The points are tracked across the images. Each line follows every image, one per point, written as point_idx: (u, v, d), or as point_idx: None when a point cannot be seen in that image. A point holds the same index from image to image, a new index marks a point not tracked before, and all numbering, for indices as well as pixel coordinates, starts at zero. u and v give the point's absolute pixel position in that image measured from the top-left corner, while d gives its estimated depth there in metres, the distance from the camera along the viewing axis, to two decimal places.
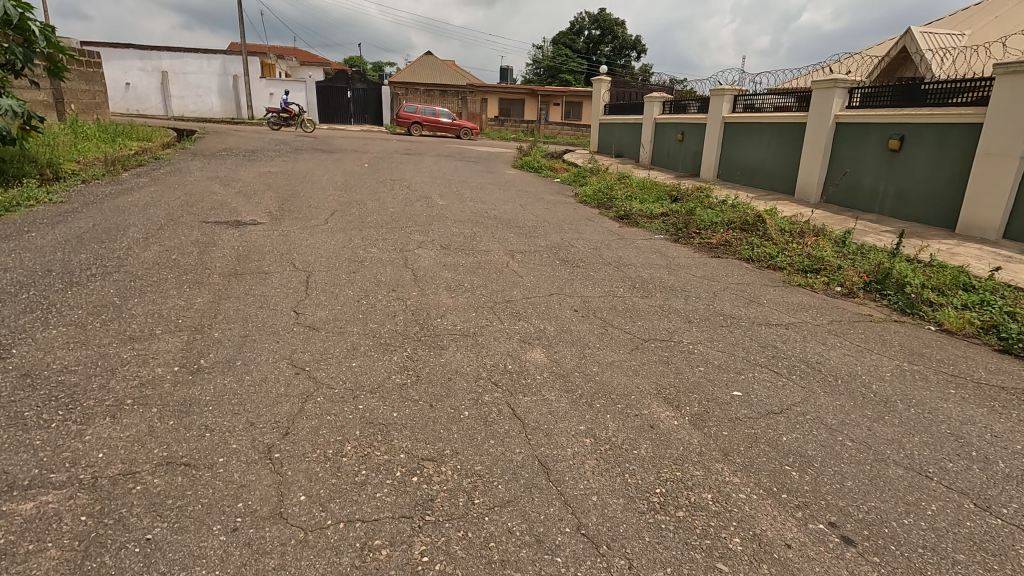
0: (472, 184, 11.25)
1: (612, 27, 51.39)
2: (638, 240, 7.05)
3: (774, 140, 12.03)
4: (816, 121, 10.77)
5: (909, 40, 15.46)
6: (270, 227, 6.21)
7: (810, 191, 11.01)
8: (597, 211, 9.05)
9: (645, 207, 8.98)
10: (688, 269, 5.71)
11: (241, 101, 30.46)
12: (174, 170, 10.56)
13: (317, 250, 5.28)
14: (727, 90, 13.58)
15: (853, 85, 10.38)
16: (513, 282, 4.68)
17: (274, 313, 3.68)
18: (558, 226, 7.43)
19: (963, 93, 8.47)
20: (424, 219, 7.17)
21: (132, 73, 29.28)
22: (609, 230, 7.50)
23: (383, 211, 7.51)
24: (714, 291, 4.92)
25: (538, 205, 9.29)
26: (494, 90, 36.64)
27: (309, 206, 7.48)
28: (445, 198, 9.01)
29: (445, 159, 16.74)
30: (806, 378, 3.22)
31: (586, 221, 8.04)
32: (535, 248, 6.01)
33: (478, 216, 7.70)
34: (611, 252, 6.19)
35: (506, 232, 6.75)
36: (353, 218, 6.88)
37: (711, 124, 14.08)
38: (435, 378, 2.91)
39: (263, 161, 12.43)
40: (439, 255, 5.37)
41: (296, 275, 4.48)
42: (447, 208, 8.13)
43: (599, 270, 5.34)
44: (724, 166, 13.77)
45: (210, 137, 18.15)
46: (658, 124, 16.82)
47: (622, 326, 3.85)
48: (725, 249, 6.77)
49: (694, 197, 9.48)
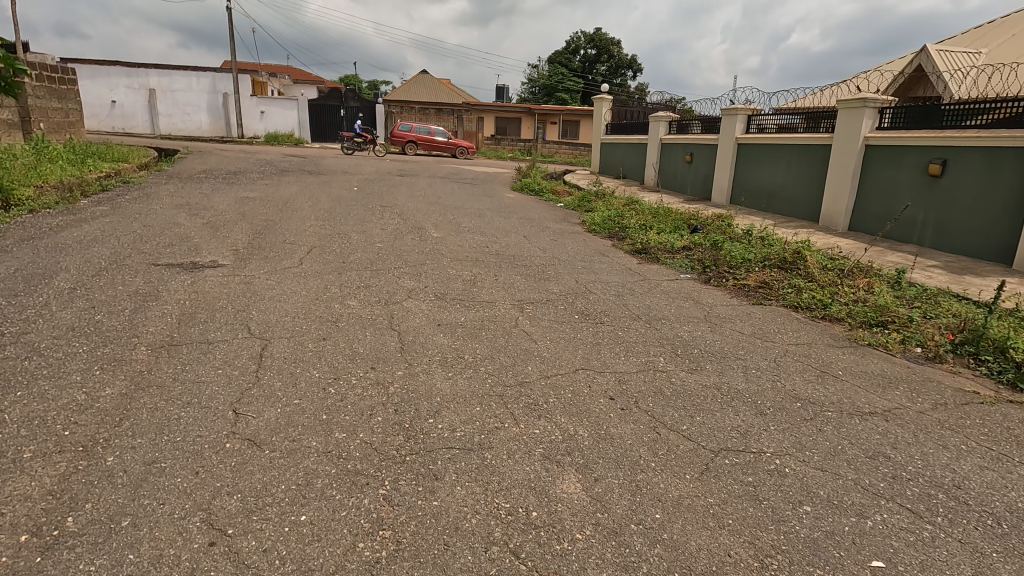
0: (469, 210, 10.34)
1: (608, 47, 51.29)
2: (663, 282, 6.11)
3: (795, 163, 11.20)
4: (842, 144, 9.94)
5: (926, 58, 14.77)
6: (232, 270, 5.24)
7: (836, 219, 10.14)
8: (609, 243, 8.15)
9: (663, 238, 8.08)
10: (731, 324, 4.77)
11: (231, 120, 29.64)
12: (142, 196, 9.62)
13: (283, 304, 4.32)
14: (740, 109, 12.80)
15: (883, 104, 9.56)
16: (526, 350, 3.71)
17: (204, 415, 2.67)
18: (569, 264, 6.50)
19: (981, 114, 8.04)
20: (416, 256, 6.24)
21: (119, 90, 28.47)
22: (627, 269, 6.56)
23: (368, 247, 6.57)
24: (772, 359, 3.98)
25: (543, 237, 8.37)
26: (490, 109, 36.09)
27: (284, 241, 6.57)
28: (440, 229, 8.10)
29: (441, 180, 15.87)
30: (957, 524, 2.24)
31: (599, 257, 7.10)
32: (547, 296, 5.07)
33: (478, 252, 6.77)
34: (636, 300, 5.25)
35: (510, 273, 5.82)
36: (333, 257, 5.93)
37: (724, 145, 13.27)
38: (423, 548, 1.92)
39: (244, 186, 11.50)
40: (432, 310, 4.42)
41: (247, 347, 3.48)
42: (442, 242, 7.22)
43: (628, 327, 4.39)
44: (738, 190, 12.94)
45: (192, 157, 17.26)
46: (664, 144, 16.04)
47: (677, 424, 2.88)
48: (766, 293, 5.83)
49: (716, 227, 8.57)
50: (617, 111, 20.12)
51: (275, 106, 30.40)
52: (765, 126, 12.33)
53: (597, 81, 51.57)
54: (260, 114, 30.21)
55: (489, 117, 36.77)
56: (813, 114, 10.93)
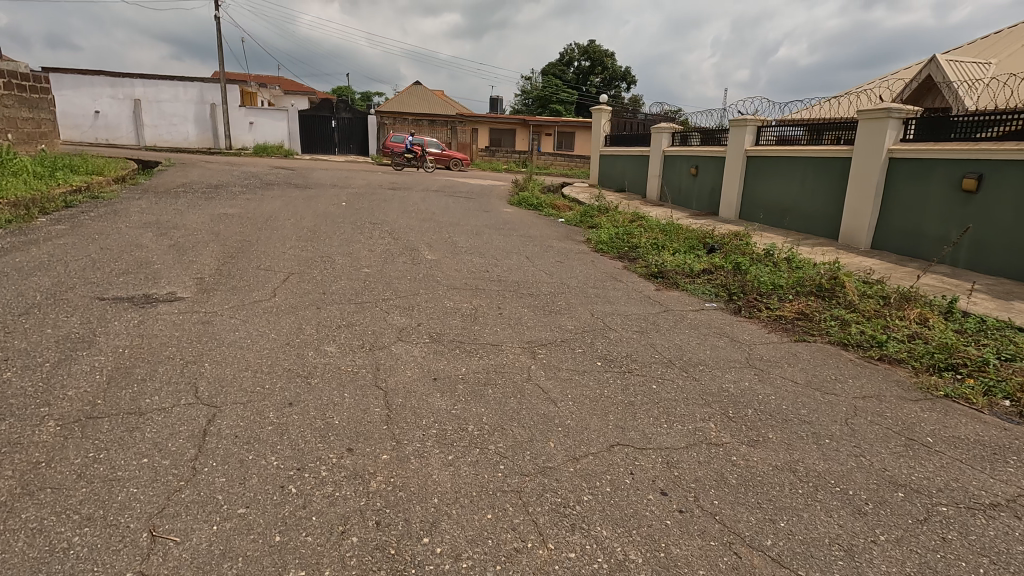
0: (466, 228, 9.62)
1: (602, 59, 51.18)
2: (689, 313, 5.40)
3: (811, 176, 10.61)
4: (864, 156, 9.34)
5: (936, 69, 14.31)
6: (191, 305, 4.47)
7: (858, 237, 9.52)
8: (620, 265, 7.48)
9: (678, 259, 7.41)
10: (779, 368, 4.06)
11: (218, 131, 28.89)
12: (109, 213, 8.83)
13: (245, 354, 3.55)
14: (749, 120, 12.20)
15: (908, 115, 8.95)
16: (544, 417, 2.96)
17: (105, 544, 1.89)
18: (580, 292, 5.78)
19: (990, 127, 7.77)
20: (407, 285, 5.50)
21: (102, 101, 27.69)
22: (646, 297, 5.84)
23: (354, 273, 5.83)
24: (843, 421, 3.25)
25: (548, 258, 7.65)
26: (484, 120, 35.59)
27: (259, 266, 5.82)
28: (435, 250, 7.38)
29: (434, 194, 15.18)
30: None
31: (612, 282, 6.39)
32: (561, 335, 4.34)
33: (478, 277, 6.03)
34: (663, 337, 4.53)
35: (515, 304, 5.10)
36: (312, 287, 5.17)
37: (732, 157, 12.67)
38: None
39: (224, 201, 10.75)
40: (427, 358, 3.67)
41: (188, 419, 2.70)
42: (438, 266, 6.49)
43: (662, 377, 3.66)
44: (749, 205, 12.33)
45: (173, 169, 16.49)
46: (667, 157, 15.45)
47: (758, 538, 2.13)
48: (807, 327, 5.12)
49: (735, 247, 7.92)
50: (616, 122, 19.56)
51: (264, 117, 29.65)
52: (777, 137, 11.74)
53: (591, 93, 51.33)
54: (249, 125, 29.47)
55: (483, 128, 36.21)
56: (830, 126, 10.34)
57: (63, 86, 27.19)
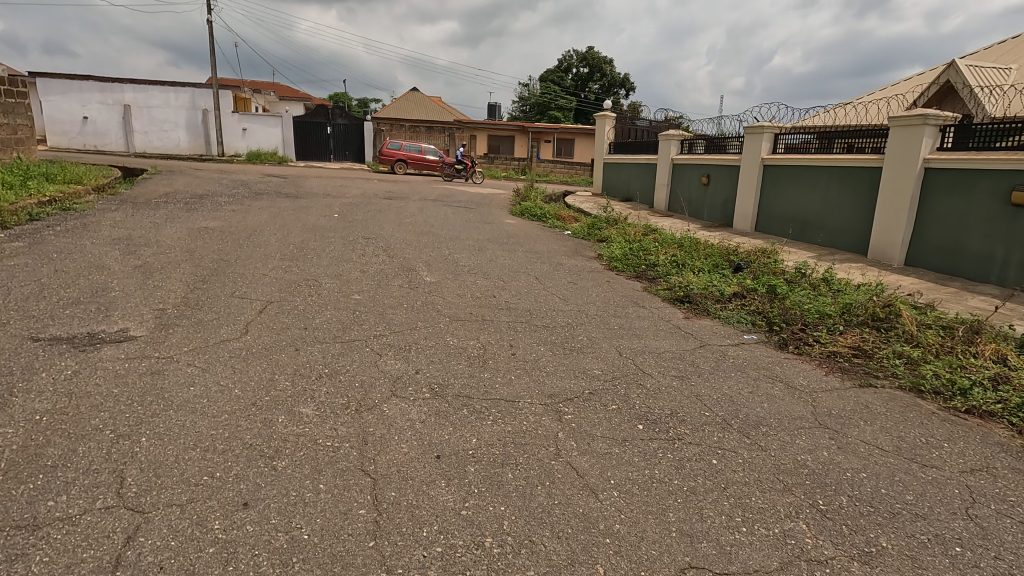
0: (467, 242, 8.92)
1: (601, 65, 50.81)
2: (728, 348, 4.68)
3: (835, 187, 9.96)
4: (896, 166, 8.68)
5: (955, 74, 13.72)
6: (143, 348, 3.72)
7: (889, 253, 8.83)
8: (640, 286, 6.78)
9: (704, 280, 6.72)
10: (855, 428, 3.34)
11: (211, 137, 28.17)
12: (78, 227, 8.08)
13: (197, 420, 2.80)
14: (766, 127, 11.55)
15: (945, 122, 8.28)
16: (585, 522, 2.22)
17: None
18: (601, 322, 5.07)
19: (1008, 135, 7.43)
20: (403, 316, 4.77)
21: (91, 106, 26.99)
22: (676, 328, 5.13)
23: (342, 301, 5.09)
24: (963, 512, 2.53)
25: (559, 278, 6.95)
26: (482, 126, 34.99)
27: (233, 293, 5.08)
28: (435, 270, 6.66)
29: (433, 204, 14.45)
30: None
31: (634, 308, 5.68)
32: (587, 384, 3.61)
33: (483, 305, 5.30)
34: (707, 384, 3.81)
35: (528, 340, 4.38)
36: (291, 321, 4.43)
37: (748, 166, 12.00)
38: None
39: (207, 213, 10.02)
40: (426, 423, 2.94)
41: (98, 539, 1.95)
42: (438, 290, 5.76)
43: (720, 447, 2.94)
44: (766, 217, 11.67)
45: (159, 177, 15.76)
46: (676, 165, 14.79)
47: None
48: (869, 366, 4.41)
49: (764, 266, 7.22)
50: (620, 129, 18.90)
51: (258, 124, 28.95)
52: (796, 145, 11.10)
53: (590, 100, 50.84)
54: (242, 131, 28.76)
55: (481, 135, 35.54)
56: (857, 133, 9.68)
57: (50, 91, 26.47)
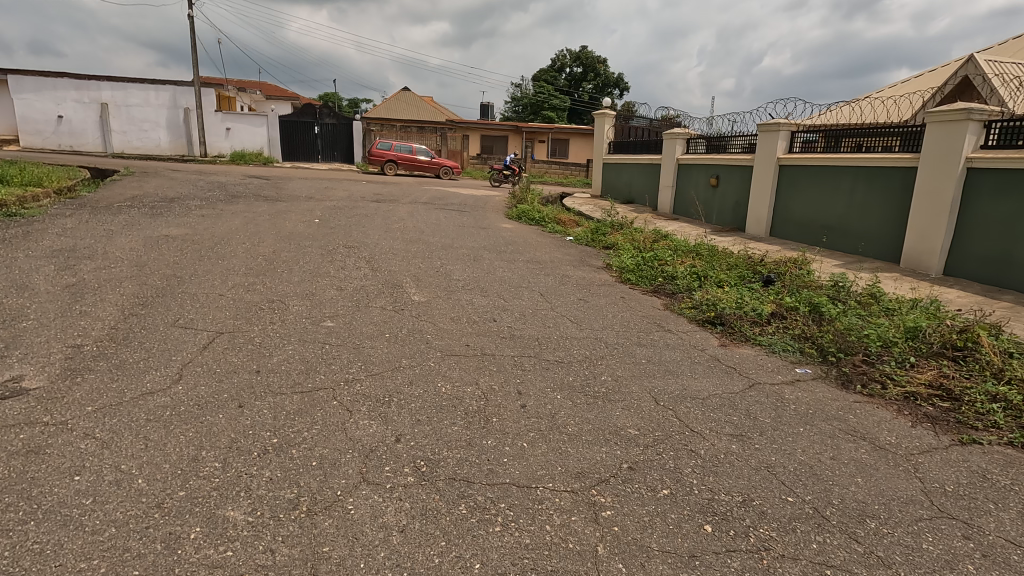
0: (460, 252, 8.04)
1: (594, 64, 50.11)
2: (784, 390, 3.82)
3: (861, 189, 9.16)
4: (933, 165, 7.88)
5: (974, 69, 12.98)
6: (31, 407, 2.79)
7: (926, 261, 8.02)
8: (660, 305, 5.92)
9: (735, 297, 5.86)
10: (987, 516, 2.48)
11: (193, 137, 27.05)
12: (18, 236, 7.12)
13: (62, 545, 1.88)
14: (782, 124, 10.74)
15: (989, 117, 7.47)
16: None
17: None
18: (623, 354, 4.21)
19: None
20: (384, 351, 3.87)
21: (66, 105, 25.83)
22: (714, 361, 4.28)
23: (311, 330, 4.18)
24: None
25: (567, 294, 6.06)
26: (475, 126, 34.07)
27: (176, 322, 4.16)
28: (424, 286, 5.76)
29: (423, 207, 13.55)
30: None
31: (660, 334, 4.81)
32: (621, 453, 2.74)
33: (482, 333, 4.40)
34: (775, 448, 2.94)
35: (540, 384, 3.49)
36: (241, 362, 3.51)
37: (762, 166, 11.19)
38: None
39: (172, 219, 9.05)
40: (407, 537, 2.04)
41: None
42: (428, 313, 4.87)
43: (827, 565, 2.06)
44: (782, 221, 10.87)
45: (130, 179, 14.74)
46: (682, 165, 13.98)
47: None
48: (963, 412, 3.55)
49: (800, 280, 6.37)
50: (620, 128, 18.02)
51: (242, 123, 27.89)
52: (815, 145, 10.31)
53: (584, 100, 50.07)
54: (226, 131, 27.66)
55: (473, 135, 34.61)
56: (881, 130, 8.97)
57: (23, 89, 25.36)
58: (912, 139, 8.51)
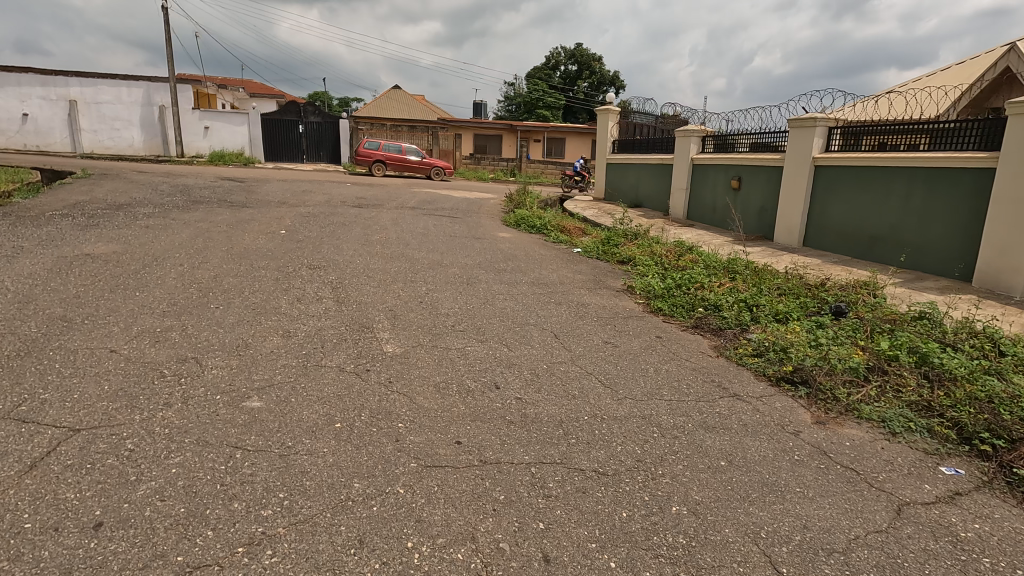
0: (448, 271, 6.63)
1: (590, 62, 48.83)
2: (951, 519, 2.45)
3: (918, 194, 7.85)
4: (1014, 164, 6.58)
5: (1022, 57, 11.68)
6: None
7: (1009, 279, 6.70)
8: (710, 350, 4.57)
9: (808, 339, 4.51)
10: None
11: (168, 136, 25.43)
12: None
13: None
14: (818, 119, 9.40)
15: None
16: None
17: None
18: (690, 451, 2.83)
19: None
20: (328, 461, 2.47)
21: (32, 102, 24.26)
22: (820, 457, 2.92)
23: (222, 418, 2.78)
24: None
25: (588, 334, 4.69)
26: (468, 125, 32.64)
27: (13, 409, 2.73)
28: (402, 328, 4.38)
29: (411, 213, 12.14)
30: None
31: (728, 406, 3.44)
32: None
33: (478, 415, 3.01)
34: None
35: (575, 535, 2.11)
36: (77, 500, 2.10)
37: (794, 167, 9.86)
38: None
39: (107, 232, 7.59)
40: None
41: None
42: (401, 375, 3.47)
43: None
44: (820, 230, 9.57)
45: (82, 183, 13.20)
46: (698, 166, 12.64)
47: None
48: None
49: (882, 314, 5.03)
50: (625, 126, 16.68)
51: (221, 121, 26.32)
52: (859, 142, 8.99)
53: (579, 98, 48.74)
54: (204, 130, 26.04)
55: (466, 134, 33.18)
56: (919, 126, 8.00)
57: None
58: (942, 137, 7.72)
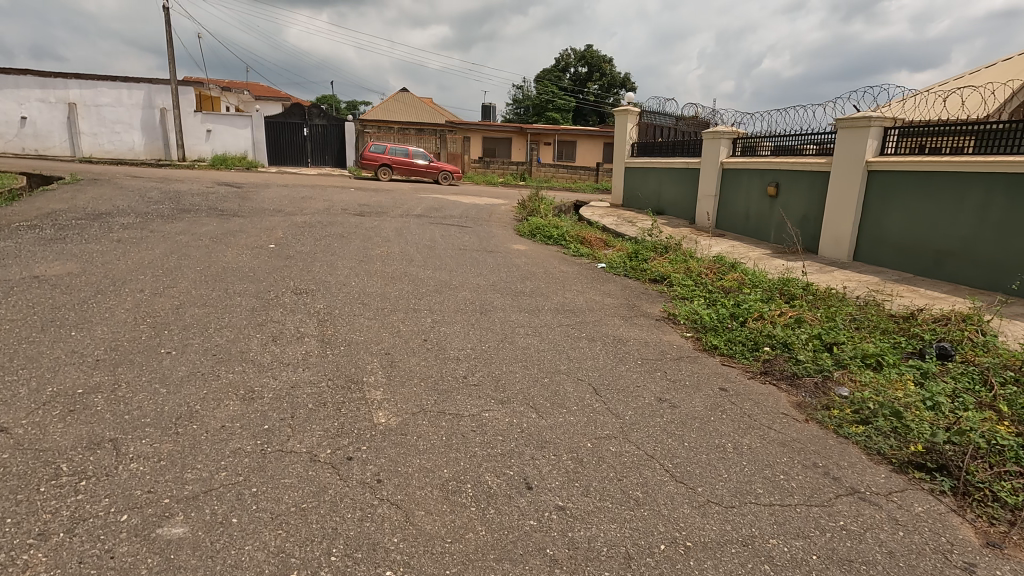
0: (457, 296, 5.67)
1: (600, 64, 47.86)
2: None
3: (999, 203, 6.80)
4: None
5: None
6: None
7: None
8: (795, 410, 3.57)
9: (924, 400, 3.50)
10: None
11: (169, 140, 24.67)
12: None
13: None
14: (873, 118, 8.36)
15: None
16: None
17: None
18: None
19: None
20: None
21: (30, 105, 23.53)
22: None
23: (116, 568, 1.82)
24: None
25: (635, 387, 3.71)
26: (477, 128, 31.77)
27: None
28: (400, 383, 3.41)
29: (417, 222, 11.20)
30: None
31: (855, 517, 2.44)
32: None
33: (506, 549, 2.03)
34: None
35: None
36: None
37: (844, 173, 8.81)
38: None
39: (72, 248, 6.70)
40: None
41: None
42: (396, 468, 2.50)
43: None
44: (874, 243, 8.51)
45: (67, 188, 12.37)
46: (729, 171, 11.61)
47: None
48: None
49: (1003, 358, 4.01)
50: (645, 127, 15.69)
51: (224, 124, 25.56)
52: (922, 144, 7.94)
53: (590, 100, 47.73)
54: (206, 133, 25.28)
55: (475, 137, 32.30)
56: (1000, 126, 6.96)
57: None
58: None
